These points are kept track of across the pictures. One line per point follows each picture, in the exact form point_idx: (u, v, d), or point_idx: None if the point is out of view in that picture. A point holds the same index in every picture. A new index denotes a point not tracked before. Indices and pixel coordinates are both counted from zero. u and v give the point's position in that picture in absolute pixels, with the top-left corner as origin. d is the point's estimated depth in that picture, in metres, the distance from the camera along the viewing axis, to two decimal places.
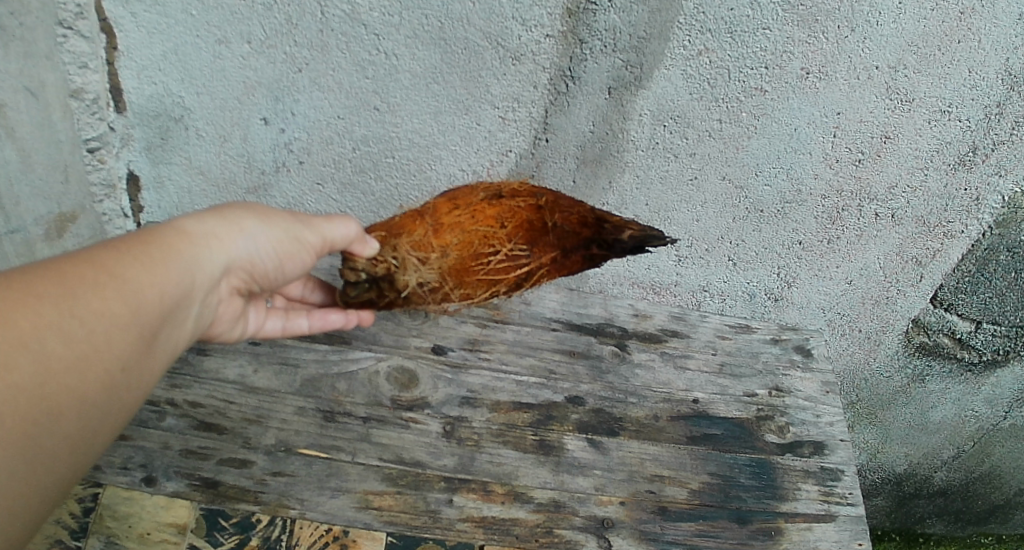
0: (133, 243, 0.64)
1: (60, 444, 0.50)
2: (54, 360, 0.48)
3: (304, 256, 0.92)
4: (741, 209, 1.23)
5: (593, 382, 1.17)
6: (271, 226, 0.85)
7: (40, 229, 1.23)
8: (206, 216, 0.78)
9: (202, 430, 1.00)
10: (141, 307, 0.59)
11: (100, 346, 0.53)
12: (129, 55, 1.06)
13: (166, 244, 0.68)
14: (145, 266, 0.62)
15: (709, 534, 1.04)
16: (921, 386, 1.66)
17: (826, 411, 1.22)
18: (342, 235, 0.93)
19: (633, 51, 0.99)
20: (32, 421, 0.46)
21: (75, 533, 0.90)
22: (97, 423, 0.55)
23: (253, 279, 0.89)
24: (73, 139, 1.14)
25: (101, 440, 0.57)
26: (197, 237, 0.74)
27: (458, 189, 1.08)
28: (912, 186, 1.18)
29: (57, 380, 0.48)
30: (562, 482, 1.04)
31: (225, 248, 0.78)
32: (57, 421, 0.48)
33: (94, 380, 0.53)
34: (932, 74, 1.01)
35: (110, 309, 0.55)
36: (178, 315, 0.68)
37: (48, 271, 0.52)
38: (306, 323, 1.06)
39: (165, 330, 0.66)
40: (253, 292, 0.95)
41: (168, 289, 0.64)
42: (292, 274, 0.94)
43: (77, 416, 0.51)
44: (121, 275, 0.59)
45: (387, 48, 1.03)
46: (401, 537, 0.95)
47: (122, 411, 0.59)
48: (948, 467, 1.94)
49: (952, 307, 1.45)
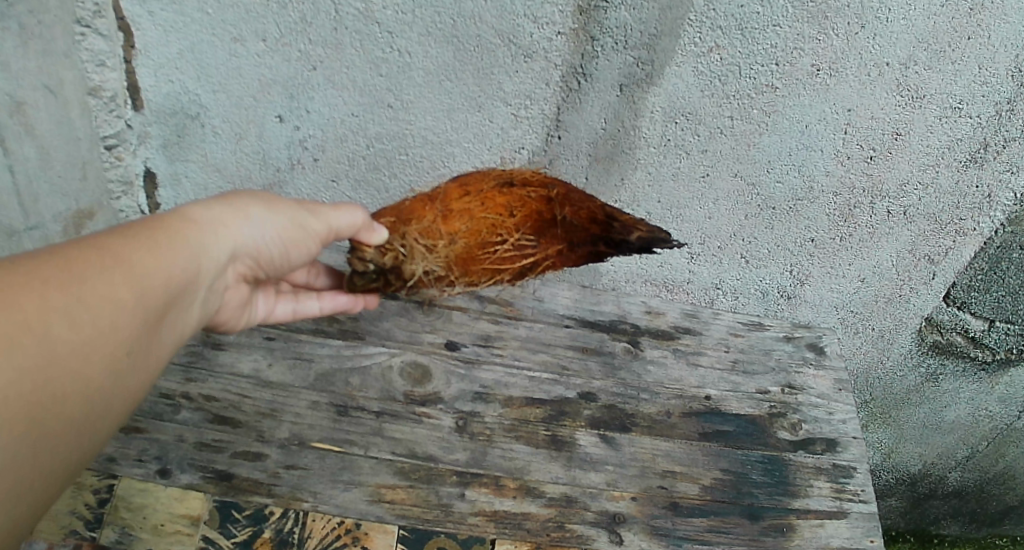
0: (138, 229, 0.64)
1: (66, 427, 0.50)
2: (60, 343, 0.48)
3: (309, 244, 0.92)
4: (754, 207, 1.22)
5: (605, 378, 1.17)
6: (276, 214, 0.86)
7: (59, 226, 1.27)
8: (211, 204, 0.78)
9: (217, 423, 1.01)
10: (145, 291, 0.60)
11: (105, 330, 0.54)
12: (146, 53, 1.07)
13: (171, 231, 0.68)
14: (149, 252, 0.63)
15: (721, 530, 1.04)
16: (934, 385, 1.66)
17: (838, 409, 1.22)
18: (348, 223, 0.94)
19: (644, 47, 0.99)
20: (41, 402, 0.46)
21: (89, 523, 0.91)
22: (103, 408, 0.55)
23: (259, 266, 0.89)
24: (91, 136, 1.16)
25: (108, 426, 0.58)
26: (202, 224, 0.74)
27: (470, 175, 1.07)
28: (925, 183, 1.18)
29: (64, 363, 0.49)
30: (574, 477, 1.05)
31: (231, 235, 0.78)
32: (63, 404, 0.49)
33: (100, 363, 0.53)
34: (942, 70, 1.00)
35: (115, 293, 0.56)
36: (183, 301, 0.69)
37: (52, 257, 0.53)
38: (316, 305, 1.07)
39: (170, 316, 0.66)
40: (258, 279, 0.95)
41: (173, 275, 0.65)
42: (297, 261, 0.94)
43: (84, 399, 0.51)
44: (125, 260, 0.59)
45: (400, 46, 1.03)
46: (413, 530, 0.96)
47: (127, 397, 0.59)
48: (962, 467, 1.93)
49: (965, 306, 1.43)
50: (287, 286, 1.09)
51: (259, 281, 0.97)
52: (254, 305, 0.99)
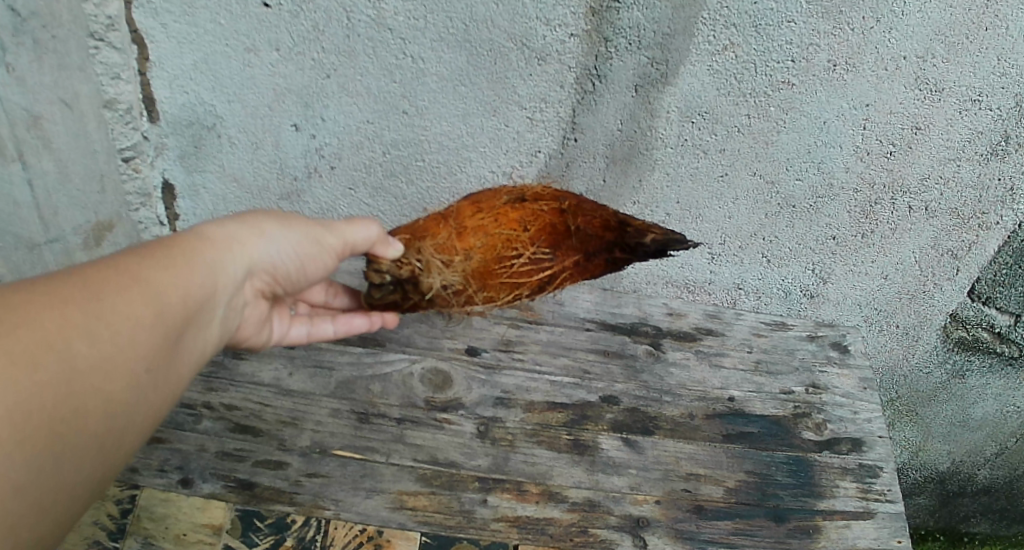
0: (156, 248, 0.64)
1: (89, 444, 0.50)
2: (80, 360, 0.48)
3: (326, 259, 0.92)
4: (774, 205, 1.21)
5: (628, 381, 1.17)
6: (292, 229, 0.86)
7: (79, 238, 1.30)
8: (228, 221, 0.79)
9: (239, 433, 1.01)
10: (165, 309, 0.60)
11: (125, 347, 0.53)
12: (160, 66, 1.07)
13: (188, 248, 0.68)
14: (167, 270, 0.63)
15: (746, 533, 1.03)
16: (961, 382, 1.63)
17: (864, 408, 1.21)
18: (364, 237, 0.93)
19: (658, 47, 0.98)
20: (61, 417, 0.45)
21: (111, 534, 0.91)
22: (125, 423, 0.54)
23: (276, 282, 0.89)
24: (108, 149, 1.17)
25: (131, 443, 0.57)
26: (218, 240, 0.74)
27: (481, 193, 1.09)
28: (946, 177, 1.16)
29: (83, 379, 0.48)
30: (597, 481, 1.04)
31: (247, 251, 0.78)
32: (85, 419, 0.49)
33: (121, 380, 0.53)
34: (961, 62, 0.98)
35: (134, 310, 0.56)
36: (202, 317, 0.68)
37: (72, 276, 0.53)
38: (331, 327, 1.05)
39: (191, 333, 0.66)
40: (276, 297, 0.95)
41: (191, 290, 0.65)
42: (313, 277, 0.94)
43: (105, 415, 0.51)
44: (144, 278, 0.59)
45: (414, 52, 1.03)
46: (435, 537, 0.95)
47: (151, 414, 0.59)
48: (992, 465, 1.91)
49: (991, 300, 1.40)
50: (305, 307, 1.09)
51: (276, 298, 0.97)
52: (272, 323, 0.98)
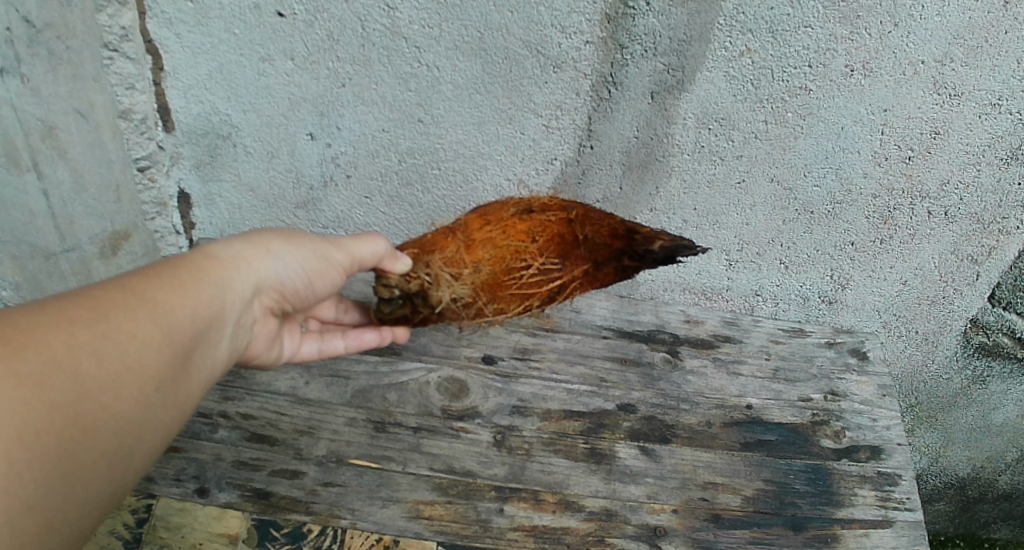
0: (162, 268, 0.64)
1: (98, 462, 0.49)
2: (89, 379, 0.48)
3: (334, 275, 0.92)
4: (791, 211, 1.21)
5: (645, 389, 1.16)
6: (298, 246, 0.86)
7: (95, 248, 1.30)
8: (233, 241, 0.79)
9: (255, 442, 1.01)
10: (174, 328, 0.60)
11: (134, 366, 0.53)
12: (175, 75, 1.08)
13: (195, 267, 0.68)
14: (175, 289, 0.63)
15: (765, 542, 1.02)
16: (981, 387, 1.62)
17: (883, 415, 1.20)
18: (371, 252, 0.93)
19: (674, 54, 0.98)
20: (69, 436, 0.45)
21: (128, 543, 0.92)
22: (134, 442, 0.54)
23: (285, 299, 0.89)
24: (123, 159, 1.17)
25: (141, 462, 0.57)
26: (224, 259, 0.74)
27: (489, 204, 1.07)
28: (965, 182, 1.15)
29: (91, 398, 0.48)
30: (614, 490, 1.03)
31: (254, 268, 0.78)
32: (93, 438, 0.48)
33: (129, 399, 0.52)
34: (979, 67, 0.98)
35: (143, 330, 0.56)
36: (212, 335, 0.68)
37: (80, 298, 0.53)
38: (342, 343, 1.05)
39: (201, 351, 0.66)
40: (286, 314, 0.95)
41: (199, 308, 0.65)
42: (322, 293, 0.94)
43: (114, 434, 0.51)
44: (152, 298, 0.59)
45: (429, 61, 1.03)
46: (451, 547, 0.95)
47: (161, 434, 0.58)
48: (1013, 470, 1.89)
49: (1011, 306, 1.39)
50: (316, 325, 1.09)
51: (286, 314, 0.96)
52: (283, 341, 0.97)
